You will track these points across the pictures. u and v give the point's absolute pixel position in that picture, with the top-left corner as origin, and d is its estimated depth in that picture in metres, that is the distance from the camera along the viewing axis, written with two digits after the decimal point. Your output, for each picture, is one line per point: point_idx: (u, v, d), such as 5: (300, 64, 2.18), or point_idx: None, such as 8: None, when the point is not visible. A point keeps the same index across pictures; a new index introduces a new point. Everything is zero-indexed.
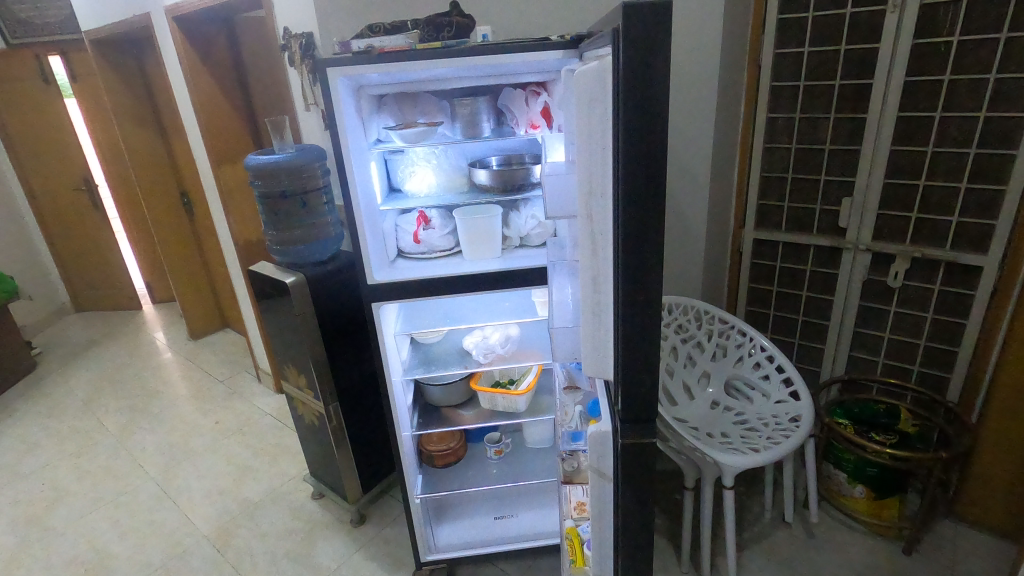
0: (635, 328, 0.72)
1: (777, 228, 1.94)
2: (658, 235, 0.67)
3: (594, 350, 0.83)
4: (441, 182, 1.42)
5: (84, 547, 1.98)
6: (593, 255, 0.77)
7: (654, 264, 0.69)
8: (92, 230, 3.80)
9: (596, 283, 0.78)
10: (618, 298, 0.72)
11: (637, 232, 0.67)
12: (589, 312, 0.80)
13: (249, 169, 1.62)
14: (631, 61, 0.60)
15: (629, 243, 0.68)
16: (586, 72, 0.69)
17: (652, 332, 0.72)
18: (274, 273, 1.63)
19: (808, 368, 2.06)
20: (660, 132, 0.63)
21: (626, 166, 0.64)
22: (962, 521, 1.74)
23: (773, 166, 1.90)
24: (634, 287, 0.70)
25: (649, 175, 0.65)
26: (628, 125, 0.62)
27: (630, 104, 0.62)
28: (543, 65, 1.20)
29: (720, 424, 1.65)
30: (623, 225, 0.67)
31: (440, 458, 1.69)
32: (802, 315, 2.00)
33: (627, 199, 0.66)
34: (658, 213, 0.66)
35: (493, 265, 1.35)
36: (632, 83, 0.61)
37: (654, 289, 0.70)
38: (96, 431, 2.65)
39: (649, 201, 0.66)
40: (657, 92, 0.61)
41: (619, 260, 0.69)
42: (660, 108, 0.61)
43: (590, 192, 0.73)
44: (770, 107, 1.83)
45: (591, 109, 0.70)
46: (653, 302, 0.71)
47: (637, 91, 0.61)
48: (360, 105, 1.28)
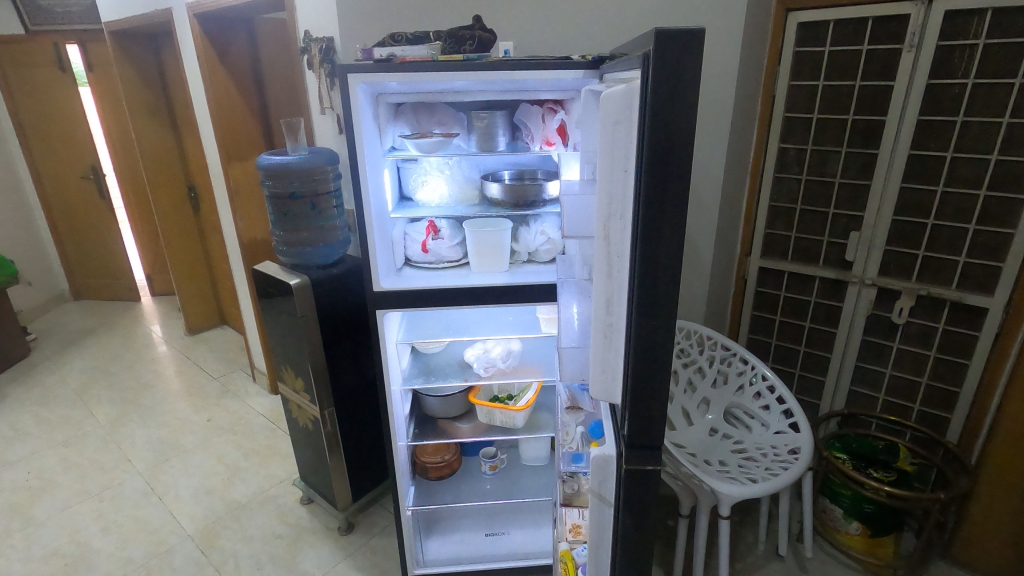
0: (647, 352, 0.71)
1: (783, 257, 1.94)
2: (676, 261, 0.67)
3: (603, 372, 0.82)
4: (453, 193, 1.41)
5: (66, 540, 1.94)
6: (608, 277, 0.76)
7: (670, 291, 0.68)
8: (97, 219, 3.79)
9: (609, 305, 0.77)
10: (632, 323, 0.71)
11: (655, 256, 0.67)
12: (600, 333, 0.80)
13: (262, 168, 1.62)
14: (660, 86, 0.60)
15: (647, 267, 0.68)
16: (612, 94, 0.69)
17: (665, 357, 0.72)
18: (279, 274, 1.62)
19: (807, 400, 2.05)
20: (685, 158, 0.62)
21: (648, 190, 0.64)
22: (957, 564, 1.72)
23: (782, 197, 1.90)
24: (649, 311, 0.69)
25: (671, 199, 0.64)
26: (653, 149, 0.62)
27: (657, 128, 0.61)
28: (562, 83, 1.21)
29: (718, 452, 1.64)
30: (642, 246, 0.67)
31: (434, 470, 1.67)
32: (803, 345, 2.00)
33: (646, 223, 0.66)
34: (678, 240, 0.66)
35: (500, 279, 1.35)
36: (660, 108, 0.60)
37: (670, 315, 0.69)
38: (86, 422, 2.62)
39: (670, 226, 0.65)
40: (683, 119, 0.61)
41: (636, 283, 0.69)
42: (686, 134, 0.61)
43: (609, 212, 0.73)
44: (782, 138, 1.85)
45: (615, 130, 0.70)
46: (668, 328, 0.70)
47: (664, 117, 0.61)
48: (378, 112, 1.28)
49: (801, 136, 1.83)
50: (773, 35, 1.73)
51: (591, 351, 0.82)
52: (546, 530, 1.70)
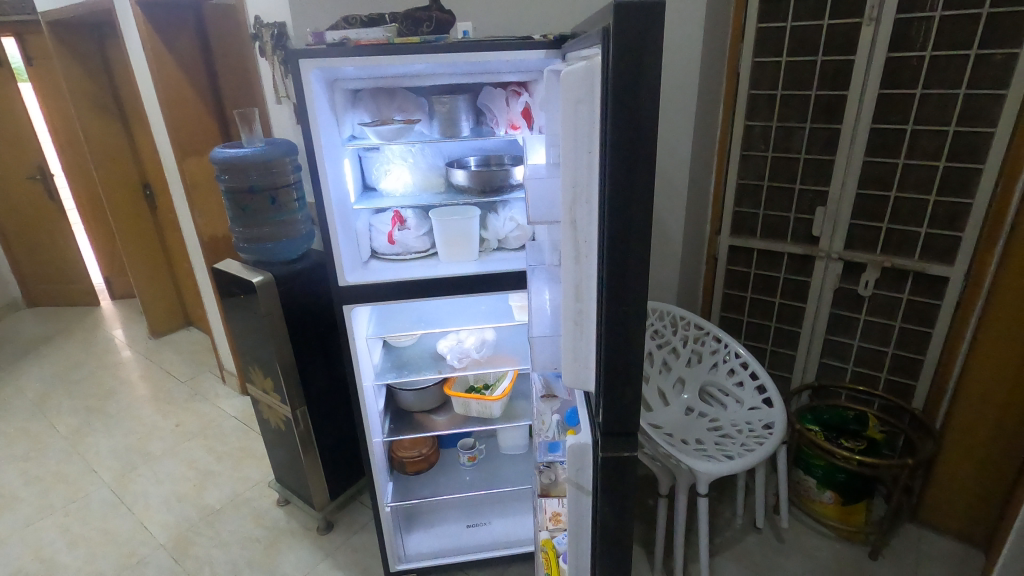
0: (616, 337, 0.70)
1: (752, 235, 1.96)
2: (644, 245, 0.65)
3: (574, 360, 0.80)
4: (417, 181, 1.37)
5: (29, 557, 1.87)
6: (576, 263, 0.74)
7: (640, 275, 0.67)
8: (45, 221, 3.61)
9: (579, 292, 0.75)
10: (602, 310, 0.70)
11: (626, 239, 0.65)
12: (570, 322, 0.78)
13: (215, 162, 1.53)
14: (622, 59, 0.57)
15: (617, 250, 0.66)
16: (573, 71, 0.66)
17: (635, 342, 0.70)
18: (240, 271, 1.56)
19: (779, 375, 2.08)
20: (650, 136, 0.60)
21: (613, 168, 0.62)
22: (925, 525, 1.78)
23: (749, 174, 1.91)
24: (620, 295, 0.68)
25: (639, 179, 0.62)
26: (616, 129, 0.60)
27: (619, 103, 0.59)
28: (524, 64, 1.18)
29: (694, 431, 1.65)
30: (608, 229, 0.65)
31: (412, 465, 1.64)
32: (774, 321, 2.03)
33: (613, 202, 0.63)
34: (647, 220, 0.64)
35: (469, 268, 1.32)
36: (623, 81, 0.58)
37: (642, 298, 0.68)
38: (46, 433, 2.51)
39: (640, 206, 0.63)
40: (645, 94, 0.59)
41: (604, 267, 0.67)
42: (650, 110, 0.59)
43: (574, 195, 0.71)
44: (748, 116, 1.85)
45: (578, 110, 0.67)
46: (640, 310, 0.68)
47: (627, 91, 0.59)
48: (334, 100, 1.22)
49: (765, 113, 1.83)
50: (735, 11, 1.72)
51: (562, 339, 0.79)
52: (527, 517, 1.70)
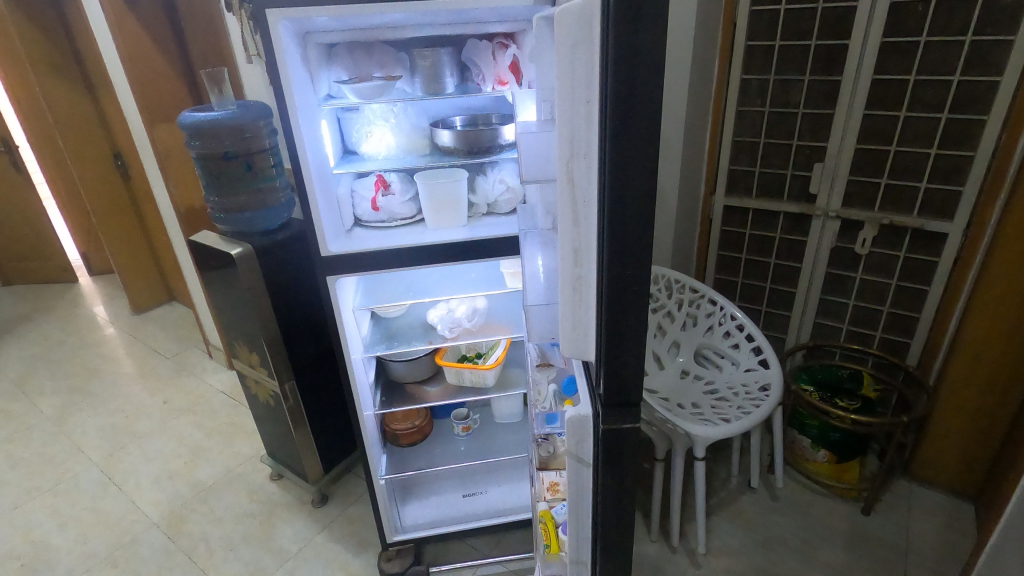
0: (619, 303, 0.65)
1: (747, 194, 1.91)
2: (649, 204, 0.60)
3: (572, 330, 0.75)
4: (401, 143, 1.30)
5: (19, 540, 1.84)
6: (574, 226, 0.68)
7: (643, 236, 0.62)
8: (14, 195, 3.47)
9: (578, 257, 0.70)
10: (603, 275, 0.65)
11: (631, 196, 0.60)
12: (569, 290, 0.72)
13: (185, 126, 1.44)
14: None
15: (620, 208, 0.61)
16: (567, 10, 0.59)
17: (640, 310, 0.66)
18: (218, 243, 1.48)
19: (773, 336, 2.06)
20: (654, 80, 0.55)
21: (616, 116, 0.56)
22: (916, 480, 1.80)
23: (745, 131, 1.85)
24: (625, 256, 0.63)
25: (643, 128, 0.57)
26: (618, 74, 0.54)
27: (622, 43, 0.53)
28: (511, 12, 1.09)
29: (690, 394, 1.64)
30: (610, 185, 0.59)
31: (406, 437, 1.62)
32: (769, 282, 2.00)
33: (615, 155, 0.58)
34: (652, 175, 0.59)
35: (458, 234, 1.26)
36: (627, 16, 0.52)
37: (647, 260, 0.63)
38: (29, 414, 2.46)
39: (646, 159, 0.58)
40: (650, 32, 0.53)
41: (605, 227, 0.62)
42: (657, 48, 0.54)
43: (571, 151, 0.64)
44: (744, 69, 1.77)
45: (575, 55, 0.60)
46: (643, 273, 0.64)
47: (632, 28, 0.53)
48: (307, 55, 1.13)
49: (762, 66, 1.76)
50: None
51: (559, 309, 0.74)
52: (523, 485, 1.69)
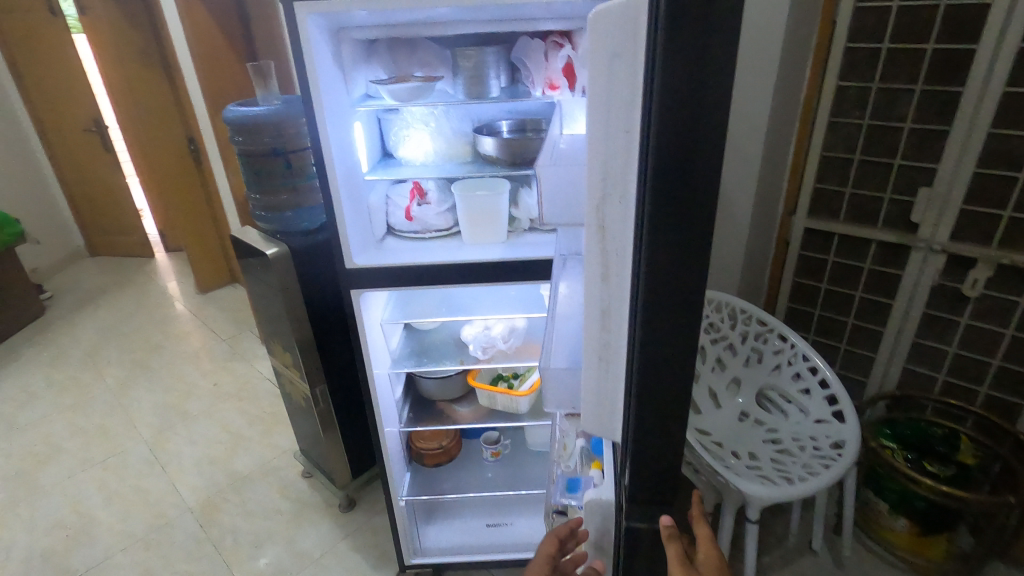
0: (652, 385, 0.53)
1: (834, 217, 1.68)
2: (698, 271, 0.48)
3: (598, 403, 0.64)
4: (441, 150, 1.20)
5: (68, 510, 1.93)
6: (604, 282, 0.57)
7: (688, 308, 0.49)
8: (103, 173, 3.70)
9: (606, 321, 0.58)
10: (633, 349, 0.53)
11: (677, 258, 0.47)
12: (594, 356, 0.60)
13: (230, 121, 1.41)
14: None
15: (661, 272, 0.48)
16: (607, 11, 0.47)
17: (680, 396, 0.53)
18: (256, 241, 1.44)
19: (852, 378, 1.82)
20: (713, 112, 0.42)
21: (661, 155, 0.44)
22: (1016, 566, 1.53)
23: (837, 145, 1.61)
24: (666, 333, 0.50)
25: (697, 173, 0.44)
26: (665, 106, 0.42)
27: (677, 60, 0.41)
28: (567, 9, 0.96)
29: (747, 442, 1.45)
30: (649, 241, 0.47)
31: (431, 457, 1.54)
32: (852, 318, 1.75)
33: (658, 205, 0.45)
34: (705, 234, 0.46)
35: (494, 252, 1.14)
36: (687, 25, 0.40)
37: (693, 338, 0.51)
38: (94, 384, 2.60)
39: (699, 212, 0.45)
40: (710, 52, 0.40)
41: (640, 293, 0.49)
42: (721, 69, 0.41)
43: (602, 190, 0.52)
44: (842, 75, 1.54)
45: (615, 70, 0.48)
46: (687, 353, 0.51)
47: (691, 41, 0.40)
48: (341, 52, 1.04)
49: (865, 72, 1.52)
50: None
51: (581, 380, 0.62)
52: None
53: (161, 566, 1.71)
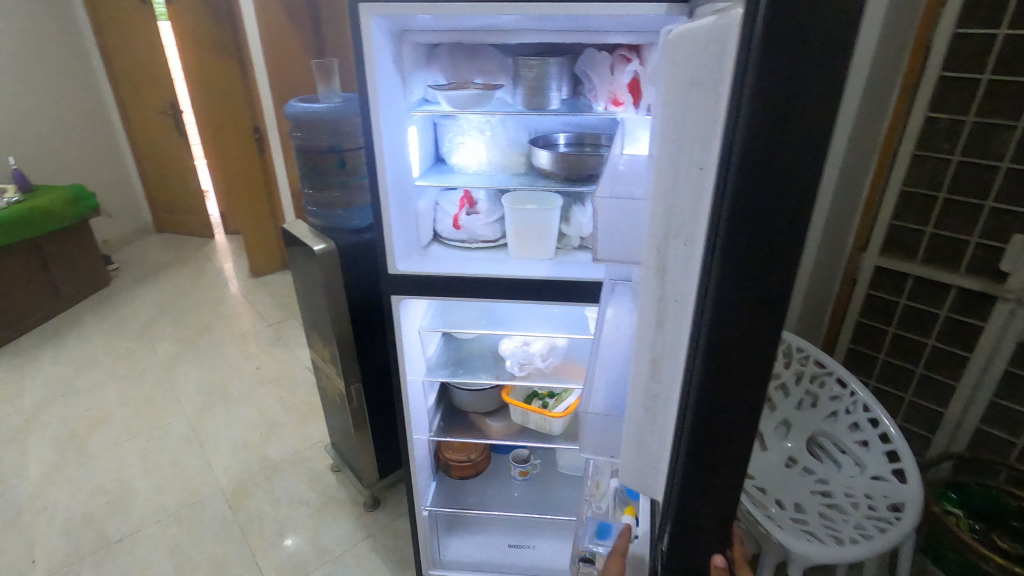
0: (704, 453, 0.48)
1: (909, 257, 1.56)
2: (766, 336, 0.43)
3: (638, 454, 0.61)
4: (494, 159, 1.17)
5: (110, 478, 2.01)
6: (658, 328, 0.53)
7: (751, 374, 0.45)
8: (174, 154, 3.88)
9: (656, 371, 0.55)
10: (684, 410, 0.48)
11: (745, 320, 0.43)
12: (640, 404, 0.58)
13: (290, 116, 1.43)
14: (782, 25, 0.34)
15: (724, 332, 0.43)
16: (688, 36, 0.43)
17: (735, 467, 0.48)
18: (305, 236, 1.46)
19: (915, 433, 1.67)
20: (803, 164, 0.37)
21: (735, 206, 0.39)
22: None
23: (920, 181, 1.49)
24: (724, 398, 0.46)
25: (775, 228, 0.39)
26: (748, 152, 0.37)
27: (766, 101, 0.36)
28: (637, 23, 0.91)
29: (794, 492, 1.36)
30: (713, 298, 0.42)
31: (457, 469, 1.52)
32: (920, 368, 1.62)
33: (727, 260, 0.41)
34: (780, 296, 0.41)
35: (540, 268, 1.10)
36: (780, 65, 0.35)
37: (755, 406, 0.46)
38: (146, 357, 2.71)
39: (775, 272, 0.41)
40: (805, 95, 0.35)
41: (698, 353, 0.45)
42: (816, 115, 0.36)
43: (666, 231, 0.49)
44: (932, 105, 1.42)
45: (691, 101, 0.44)
46: (747, 421, 0.47)
47: (785, 82, 0.35)
48: (402, 55, 1.03)
49: (959, 103, 1.39)
50: None
51: (624, 426, 0.60)
52: None
53: (189, 544, 1.74)
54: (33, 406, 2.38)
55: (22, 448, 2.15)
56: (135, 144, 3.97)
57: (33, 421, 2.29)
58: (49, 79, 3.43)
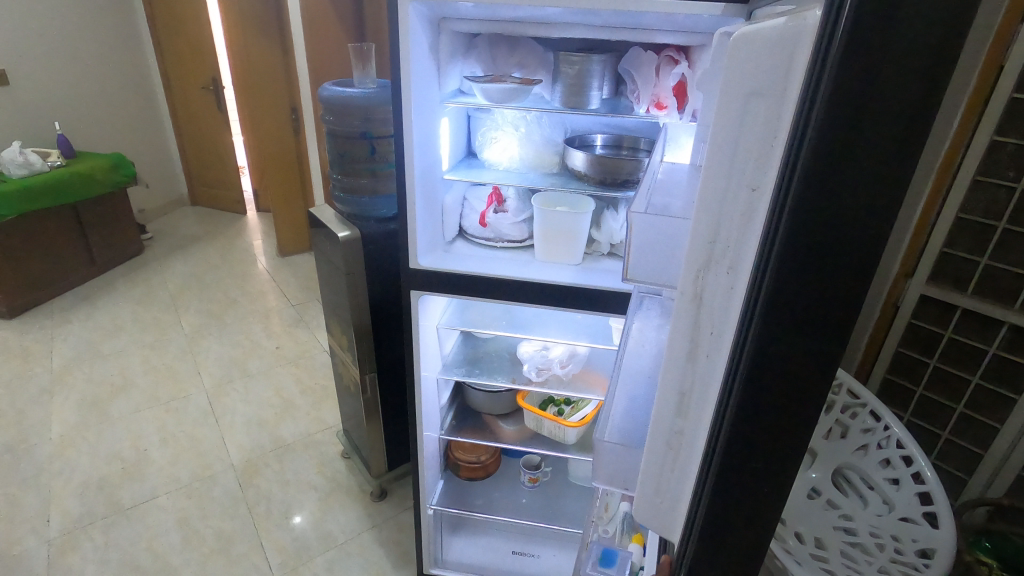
0: (731, 502, 0.44)
1: (958, 288, 1.47)
2: (813, 383, 0.39)
3: (657, 491, 0.57)
4: (526, 157, 1.13)
5: (128, 444, 2.04)
6: (689, 361, 0.49)
7: (792, 423, 0.40)
8: (213, 129, 3.94)
9: (683, 406, 0.50)
10: (711, 453, 0.44)
11: (790, 364, 0.38)
12: (662, 439, 0.53)
13: (323, 100, 1.41)
14: (868, 35, 0.29)
15: (764, 377, 0.39)
16: (750, 40, 0.38)
17: (765, 517, 0.44)
18: (330, 222, 1.44)
19: (950, 472, 1.58)
20: (874, 198, 0.33)
21: (793, 237, 0.34)
22: None
23: (978, 208, 1.40)
24: (760, 446, 0.41)
25: (837, 265, 0.35)
26: (812, 180, 0.33)
27: (840, 123, 0.31)
28: (688, 23, 0.86)
29: (816, 527, 1.30)
30: (757, 338, 0.38)
31: (467, 470, 1.49)
32: (961, 405, 1.53)
33: (777, 299, 0.36)
34: (829, 342, 0.37)
35: (566, 274, 1.06)
36: (862, 79, 0.30)
37: (792, 456, 0.41)
38: (172, 327, 2.76)
39: (829, 314, 0.36)
40: (884, 121, 0.31)
41: (733, 395, 0.40)
42: (899, 140, 0.31)
43: (708, 255, 0.44)
44: (999, 128, 1.33)
45: (749, 113, 0.39)
46: (784, 471, 0.42)
47: (861, 103, 0.31)
48: (438, 44, 0.99)
49: None
50: None
51: (641, 462, 0.56)
52: None
53: (197, 517, 1.76)
54: (60, 368, 2.44)
55: (46, 408, 2.21)
56: (176, 116, 4.04)
57: (60, 382, 2.35)
58: (98, 48, 3.51)
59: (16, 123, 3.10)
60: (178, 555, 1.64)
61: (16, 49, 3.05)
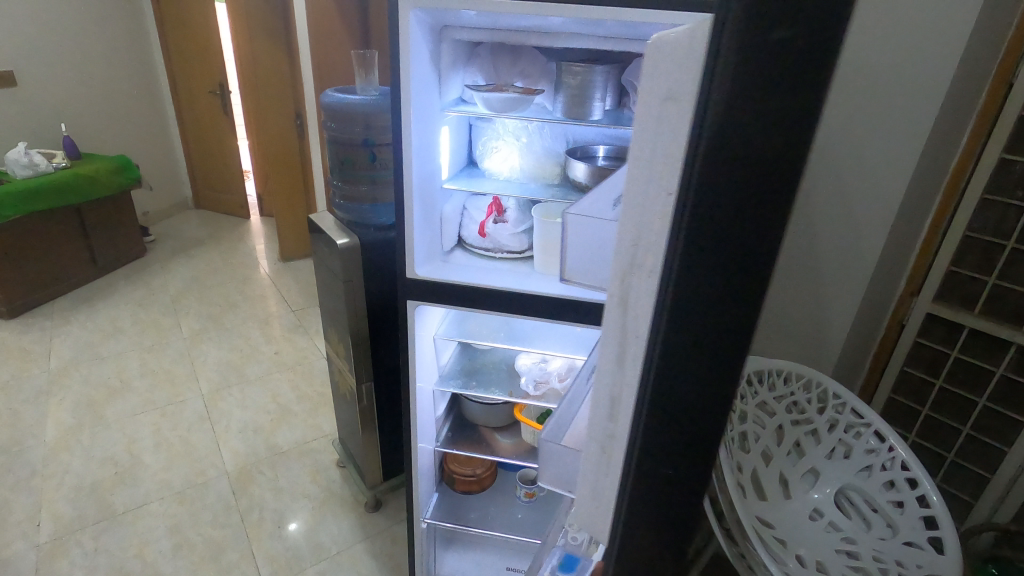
0: (652, 497, 0.46)
1: (966, 307, 1.44)
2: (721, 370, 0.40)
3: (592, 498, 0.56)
4: (527, 167, 1.12)
5: (122, 448, 2.02)
6: (616, 364, 0.49)
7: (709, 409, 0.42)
8: (218, 133, 3.95)
9: (613, 412, 0.50)
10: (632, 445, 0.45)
11: (702, 350, 0.40)
12: (597, 444, 0.52)
13: (324, 106, 1.40)
14: (762, 33, 0.31)
15: (676, 362, 0.40)
16: (665, 38, 0.38)
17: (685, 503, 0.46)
18: (329, 229, 1.43)
19: (956, 495, 1.55)
20: (767, 190, 0.35)
21: (698, 228, 0.36)
22: None
23: (986, 226, 1.38)
24: (679, 442, 0.43)
25: (738, 264, 0.37)
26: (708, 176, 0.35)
27: (738, 116, 0.33)
28: None
29: (818, 550, 1.25)
30: (667, 332, 0.40)
31: (462, 484, 1.47)
32: (968, 426, 1.49)
33: (684, 286, 0.38)
34: (738, 325, 0.39)
35: (566, 286, 1.04)
36: (756, 76, 0.32)
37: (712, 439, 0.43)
38: (171, 330, 2.75)
39: (735, 301, 0.38)
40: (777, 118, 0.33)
41: (649, 382, 0.42)
42: (795, 148, 0.34)
43: (631, 257, 0.44)
44: (1008, 147, 1.31)
45: (663, 114, 0.38)
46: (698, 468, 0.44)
47: (753, 98, 0.32)
48: (440, 53, 0.98)
49: None
50: None
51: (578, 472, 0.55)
52: None
53: (189, 524, 1.74)
54: (58, 369, 2.43)
55: (42, 409, 2.19)
56: (182, 119, 4.05)
57: (57, 383, 2.34)
58: (106, 50, 3.53)
59: (23, 124, 3.12)
60: (167, 562, 1.61)
61: (25, 51, 3.07)
